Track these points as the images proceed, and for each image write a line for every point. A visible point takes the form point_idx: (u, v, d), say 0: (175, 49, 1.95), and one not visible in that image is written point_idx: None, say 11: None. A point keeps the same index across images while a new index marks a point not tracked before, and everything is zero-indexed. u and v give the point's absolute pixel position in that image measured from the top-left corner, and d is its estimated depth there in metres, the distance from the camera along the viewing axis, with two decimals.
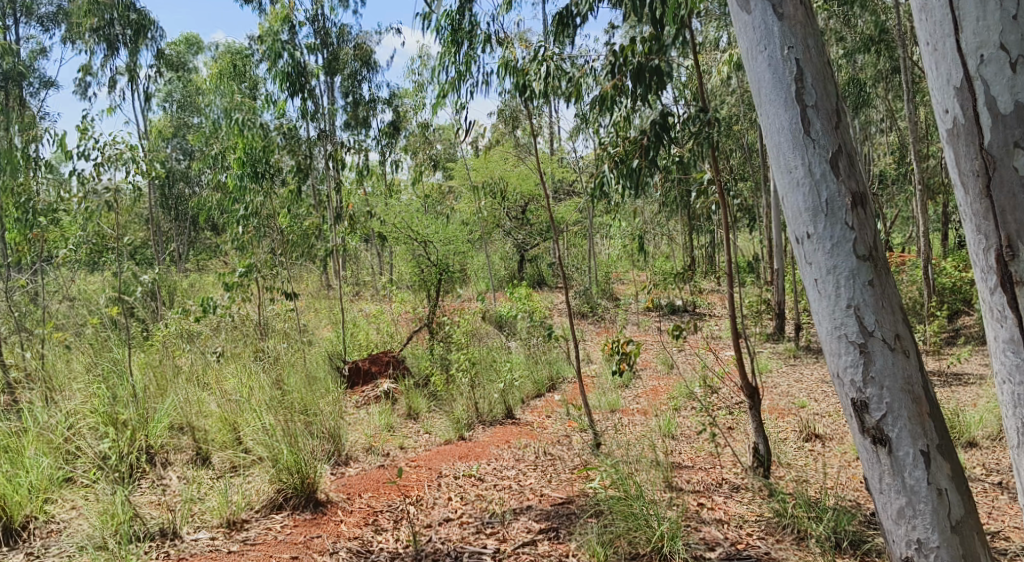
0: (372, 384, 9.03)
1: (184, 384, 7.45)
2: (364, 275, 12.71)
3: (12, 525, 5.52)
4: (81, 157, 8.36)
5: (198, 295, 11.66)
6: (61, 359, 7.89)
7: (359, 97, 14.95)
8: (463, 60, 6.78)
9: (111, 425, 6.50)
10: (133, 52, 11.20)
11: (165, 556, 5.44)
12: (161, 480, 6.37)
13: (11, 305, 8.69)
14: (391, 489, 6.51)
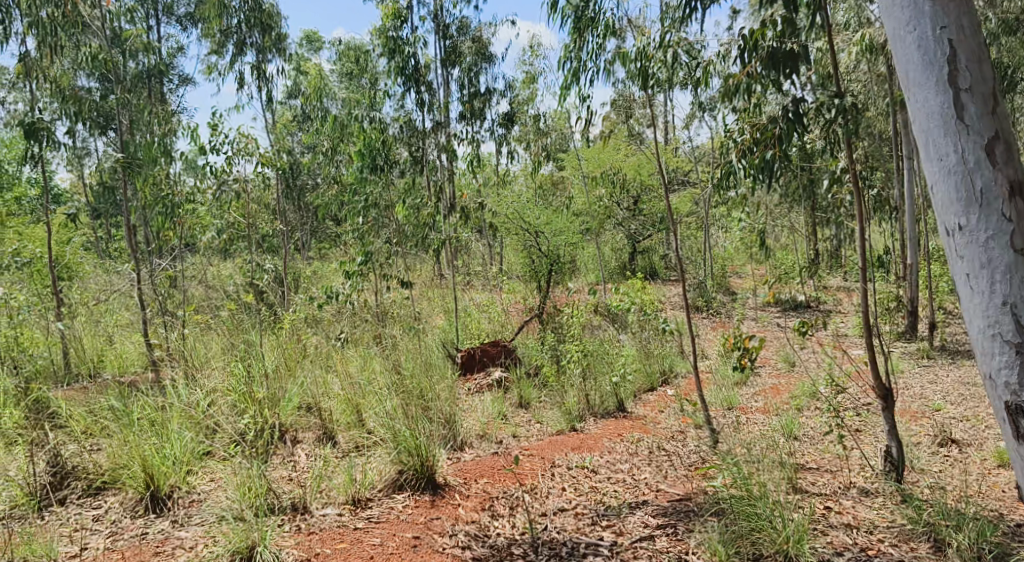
0: (484, 372, 9.11)
1: (310, 367, 7.72)
2: (477, 264, 12.83)
3: (159, 494, 5.86)
4: (215, 150, 8.77)
5: (320, 283, 11.99)
6: (199, 340, 8.34)
7: (473, 88, 15.01)
8: (586, 49, 6.74)
9: (249, 403, 6.88)
10: (262, 49, 11.62)
11: (296, 530, 5.67)
12: (291, 456, 6.67)
13: (155, 288, 9.21)
14: (507, 475, 6.56)
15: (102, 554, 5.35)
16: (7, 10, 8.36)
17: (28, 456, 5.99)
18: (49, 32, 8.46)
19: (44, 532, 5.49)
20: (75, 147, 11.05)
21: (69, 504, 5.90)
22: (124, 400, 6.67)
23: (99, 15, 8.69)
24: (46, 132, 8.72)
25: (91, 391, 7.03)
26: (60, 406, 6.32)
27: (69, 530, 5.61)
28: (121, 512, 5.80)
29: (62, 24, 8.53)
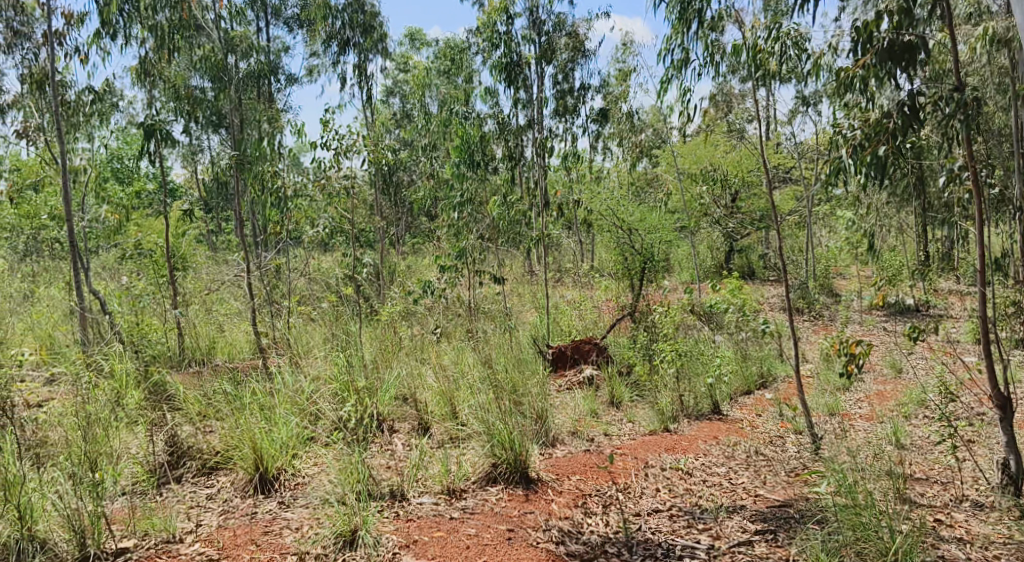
0: (575, 369, 9.05)
1: (406, 359, 7.85)
2: (568, 261, 12.78)
3: (267, 476, 6.07)
4: (321, 145, 9.01)
5: (415, 277, 12.16)
6: (303, 331, 8.59)
7: (568, 85, 14.94)
8: (690, 42, 6.63)
9: (350, 392, 7.05)
10: (364, 47, 11.85)
11: (394, 517, 5.78)
12: (388, 445, 6.80)
13: (261, 279, 9.51)
14: (600, 473, 6.52)
15: (214, 531, 5.57)
16: (128, 15, 8.77)
17: (148, 436, 6.28)
18: (167, 35, 8.83)
19: (163, 508, 5.73)
20: (188, 144, 11.51)
21: (185, 482, 6.16)
22: (234, 386, 6.93)
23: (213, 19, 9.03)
24: (165, 130, 9.13)
25: (203, 377, 7.33)
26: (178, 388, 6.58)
27: (186, 506, 5.85)
28: (233, 492, 6.03)
29: (178, 27, 8.89)
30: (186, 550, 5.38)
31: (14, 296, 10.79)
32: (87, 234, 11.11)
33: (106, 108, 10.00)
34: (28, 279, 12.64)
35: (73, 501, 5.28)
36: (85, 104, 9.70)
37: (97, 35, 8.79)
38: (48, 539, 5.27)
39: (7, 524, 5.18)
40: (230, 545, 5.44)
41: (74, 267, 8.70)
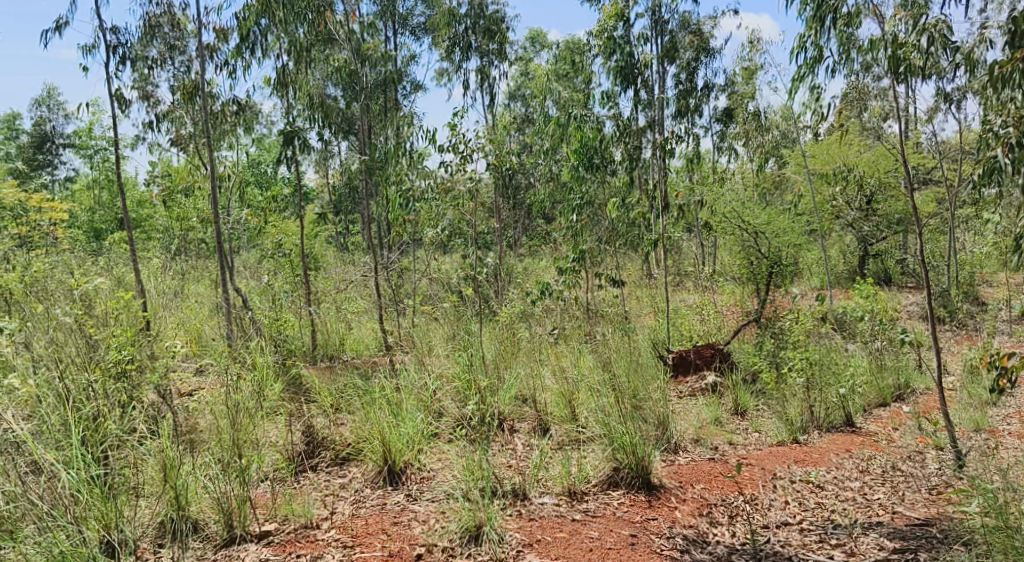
0: (697, 375, 8.80)
1: (526, 361, 7.84)
2: (690, 264, 12.54)
3: (395, 469, 6.23)
4: (445, 148, 9.13)
5: (536, 277, 12.19)
6: (427, 332, 8.77)
7: (691, 85, 14.62)
8: (825, 40, 6.39)
9: (472, 390, 7.13)
10: (487, 52, 11.91)
11: (517, 515, 5.81)
12: (509, 444, 6.83)
13: (388, 278, 9.76)
14: (726, 482, 6.34)
15: (348, 519, 5.74)
16: (265, 29, 9.16)
17: (287, 426, 6.57)
18: (303, 48, 9.18)
19: (301, 495, 5.95)
20: (320, 149, 11.92)
21: (320, 470, 6.39)
22: (365, 381, 7.14)
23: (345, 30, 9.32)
24: (300, 136, 9.51)
25: (336, 374, 7.57)
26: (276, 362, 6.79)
27: (321, 494, 6.07)
28: (364, 482, 6.21)
29: (312, 39, 9.21)
30: (323, 536, 5.55)
31: (165, 293, 11.50)
32: (229, 236, 11.71)
33: (247, 117, 10.50)
34: (178, 277, 13.44)
35: (222, 485, 5.58)
36: (228, 113, 10.20)
37: (239, 49, 9.21)
38: (200, 519, 5.60)
39: (166, 505, 5.49)
40: (363, 534, 5.58)
41: (220, 266, 9.23)
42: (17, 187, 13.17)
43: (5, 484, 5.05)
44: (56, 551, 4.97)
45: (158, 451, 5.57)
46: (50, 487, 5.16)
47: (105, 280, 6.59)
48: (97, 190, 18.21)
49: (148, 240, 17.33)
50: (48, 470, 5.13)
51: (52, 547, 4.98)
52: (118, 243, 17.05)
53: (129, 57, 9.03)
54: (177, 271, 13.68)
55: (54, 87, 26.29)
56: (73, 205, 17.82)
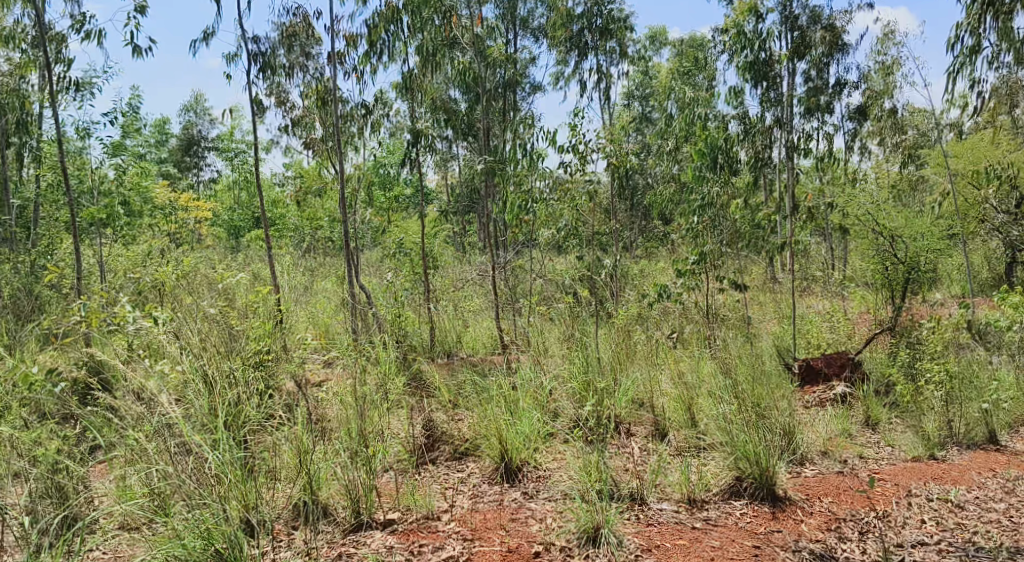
0: (824, 385, 8.40)
1: (642, 364, 7.66)
2: (817, 269, 12.04)
3: (512, 466, 6.24)
4: (566, 149, 9.07)
5: (654, 279, 11.96)
6: (544, 333, 8.73)
7: (821, 83, 14.01)
8: (984, 29, 5.99)
9: (589, 392, 7.03)
10: (608, 52, 11.74)
11: (636, 520, 5.70)
12: (626, 447, 6.70)
13: (505, 278, 9.78)
14: (856, 497, 6.03)
15: (467, 513, 5.77)
16: (393, 34, 9.33)
17: (408, 419, 6.66)
18: (429, 52, 9.30)
19: (423, 486, 6.02)
20: (441, 150, 12.06)
21: (439, 464, 6.46)
22: (483, 379, 7.15)
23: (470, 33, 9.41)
24: (424, 138, 9.66)
25: (454, 372, 7.61)
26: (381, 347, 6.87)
27: (441, 486, 6.13)
28: (481, 478, 6.24)
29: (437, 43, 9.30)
30: (444, 528, 5.60)
31: (295, 288, 11.93)
32: (354, 234, 12.02)
33: (374, 120, 10.74)
34: (307, 273, 13.91)
35: (351, 471, 5.72)
36: (356, 116, 10.47)
37: (368, 54, 9.43)
38: (329, 504, 5.73)
39: (299, 489, 5.68)
40: (482, 528, 5.61)
41: (347, 264, 9.50)
42: (166, 189, 14.00)
43: (159, 462, 5.21)
44: (202, 528, 4.99)
45: (293, 437, 5.79)
46: (196, 467, 5.27)
47: (242, 277, 6.87)
48: (235, 190, 19.10)
49: (280, 237, 18.04)
50: (197, 451, 5.22)
51: (201, 525, 5.03)
52: (254, 240, 17.85)
53: (270, 63, 9.41)
54: (306, 268, 14.18)
55: (200, 92, 27.80)
56: (214, 205, 18.81)
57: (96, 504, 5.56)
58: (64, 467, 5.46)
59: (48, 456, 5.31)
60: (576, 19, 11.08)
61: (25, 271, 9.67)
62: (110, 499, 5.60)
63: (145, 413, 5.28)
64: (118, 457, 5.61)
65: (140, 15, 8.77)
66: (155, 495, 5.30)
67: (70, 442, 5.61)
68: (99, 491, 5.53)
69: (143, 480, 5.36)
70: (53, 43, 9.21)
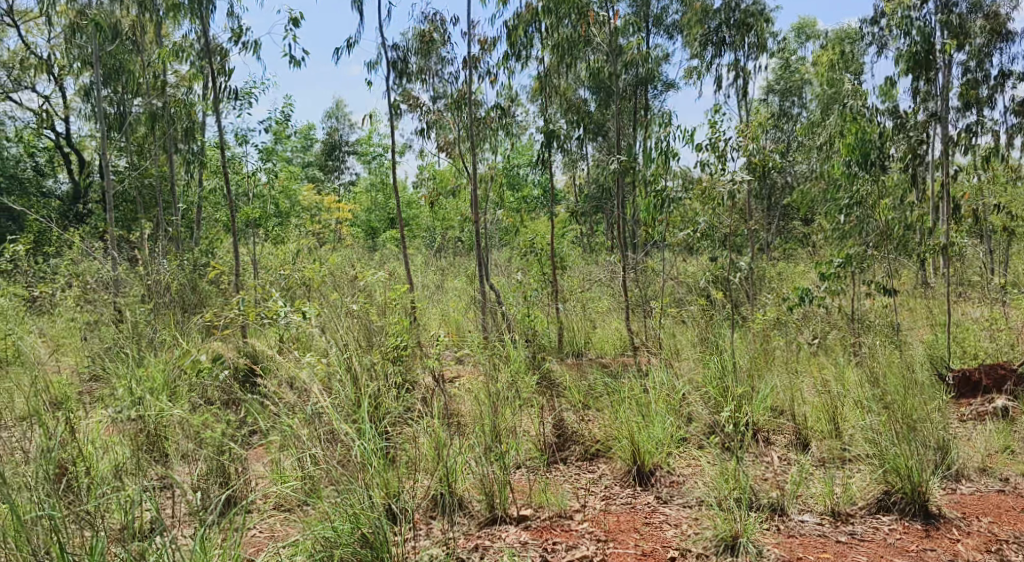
0: (983, 398, 7.83)
1: (781, 370, 7.37)
2: (974, 274, 11.26)
3: (644, 470, 6.14)
4: (704, 147, 8.85)
5: (792, 282, 11.52)
6: (677, 335, 8.56)
7: (980, 75, 13.10)
8: None
9: (724, 397, 6.84)
10: (747, 47, 11.38)
11: (776, 531, 5.50)
12: (763, 455, 6.46)
13: (637, 279, 9.65)
14: (1019, 518, 5.60)
15: (600, 514, 5.72)
16: (529, 35, 9.37)
17: (539, 417, 6.66)
18: (564, 52, 9.30)
19: (555, 485, 6.00)
20: (572, 150, 12.02)
21: (570, 464, 6.43)
22: (615, 380, 7.08)
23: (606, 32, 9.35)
24: (559, 138, 9.67)
25: (586, 373, 7.57)
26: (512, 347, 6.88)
27: (573, 486, 6.10)
28: (613, 480, 6.17)
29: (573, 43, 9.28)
30: (577, 527, 5.57)
31: (429, 287, 12.18)
32: (486, 234, 12.16)
33: (508, 121, 10.83)
34: (439, 272, 14.18)
35: (484, 466, 5.77)
36: (491, 118, 10.59)
37: (505, 56, 9.51)
38: (465, 498, 5.80)
39: (436, 481, 5.77)
40: (615, 530, 5.54)
41: (479, 263, 9.62)
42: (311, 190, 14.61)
43: (311, 448, 5.43)
44: (350, 511, 5.13)
45: (430, 430, 5.91)
46: (343, 455, 5.46)
47: (381, 274, 7.07)
48: (373, 192, 19.74)
49: (415, 237, 18.48)
50: (344, 440, 5.42)
51: (347, 508, 5.13)
52: (389, 240, 18.39)
53: (408, 70, 9.67)
54: (438, 268, 14.46)
55: (344, 98, 28.92)
56: (353, 205, 19.51)
57: (254, 485, 5.86)
58: (227, 449, 5.78)
59: (214, 437, 5.64)
60: (712, 15, 10.81)
61: (187, 266, 10.30)
62: (267, 481, 5.88)
63: (300, 401, 5.54)
64: (274, 441, 5.90)
65: (294, 27, 9.19)
66: (306, 478, 5.52)
67: (232, 426, 5.94)
68: (256, 473, 5.82)
69: (296, 464, 5.61)
70: (216, 54, 9.77)
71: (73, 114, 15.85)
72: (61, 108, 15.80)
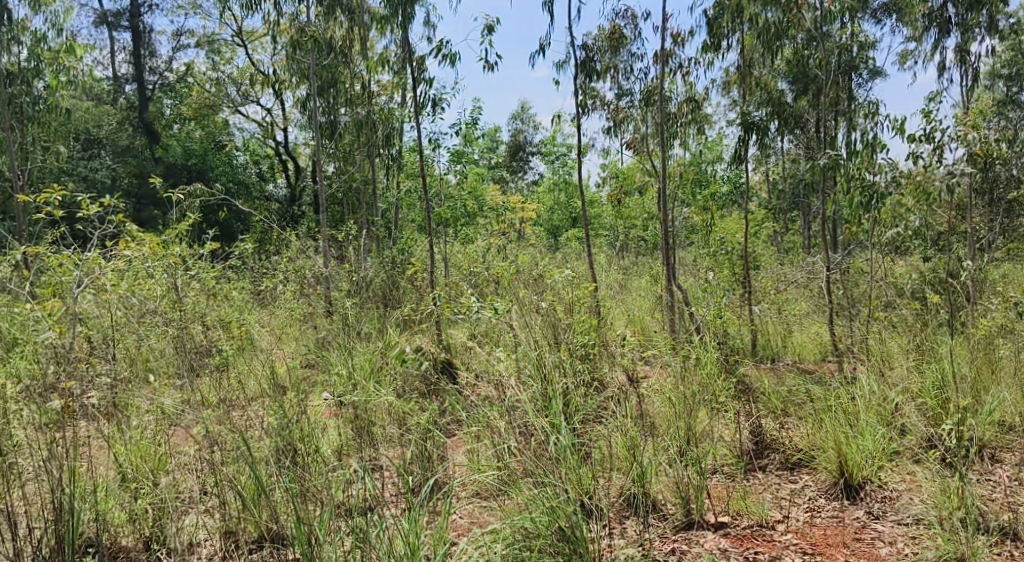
0: None
1: (1010, 383, 6.71)
2: None
3: (852, 482, 5.80)
4: (920, 139, 8.22)
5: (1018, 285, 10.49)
6: (885, 341, 8.03)
7: None
8: None
9: (944, 410, 6.30)
10: (971, 27, 10.43)
11: (1008, 557, 5.10)
12: (990, 474, 5.91)
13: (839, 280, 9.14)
14: None
15: (805, 526, 5.50)
16: (728, 26, 9.06)
17: (735, 422, 6.42)
18: (766, 41, 8.91)
19: (756, 493, 5.80)
20: (768, 145, 11.54)
21: (769, 472, 6.16)
22: (818, 386, 6.71)
23: (812, 19, 8.87)
24: (757, 132, 9.30)
25: (783, 376, 7.22)
26: (709, 348, 6.66)
27: (774, 495, 5.85)
28: (818, 492, 5.87)
29: (775, 33, 8.87)
30: (780, 538, 5.38)
31: (614, 286, 12.11)
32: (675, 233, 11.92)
33: (703, 116, 10.54)
34: (625, 271, 14.06)
35: (681, 469, 5.65)
36: (684, 112, 10.36)
37: (702, 49, 9.25)
38: (660, 500, 5.70)
39: (631, 481, 5.71)
40: (822, 544, 5.33)
41: (669, 260, 9.45)
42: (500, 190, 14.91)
43: (509, 441, 5.52)
44: (548, 504, 5.16)
45: (626, 429, 5.85)
46: (537, 449, 5.51)
47: (574, 273, 7.06)
48: (557, 191, 19.92)
49: (599, 236, 18.46)
50: (541, 434, 5.46)
51: (546, 501, 5.18)
52: (573, 238, 18.46)
53: (595, 69, 9.63)
54: (623, 267, 14.36)
55: (529, 100, 29.35)
56: (539, 205, 19.72)
57: (454, 473, 6.04)
58: (431, 436, 5.99)
59: (418, 425, 5.87)
60: None
61: (387, 263, 10.80)
62: (465, 470, 6.04)
63: (498, 395, 5.64)
64: (472, 432, 6.04)
65: (489, 31, 9.38)
66: (503, 470, 5.63)
67: (434, 415, 6.15)
68: (456, 462, 5.99)
69: (494, 455, 5.72)
70: (416, 59, 10.14)
71: (289, 124, 17.07)
72: (280, 118, 17.06)
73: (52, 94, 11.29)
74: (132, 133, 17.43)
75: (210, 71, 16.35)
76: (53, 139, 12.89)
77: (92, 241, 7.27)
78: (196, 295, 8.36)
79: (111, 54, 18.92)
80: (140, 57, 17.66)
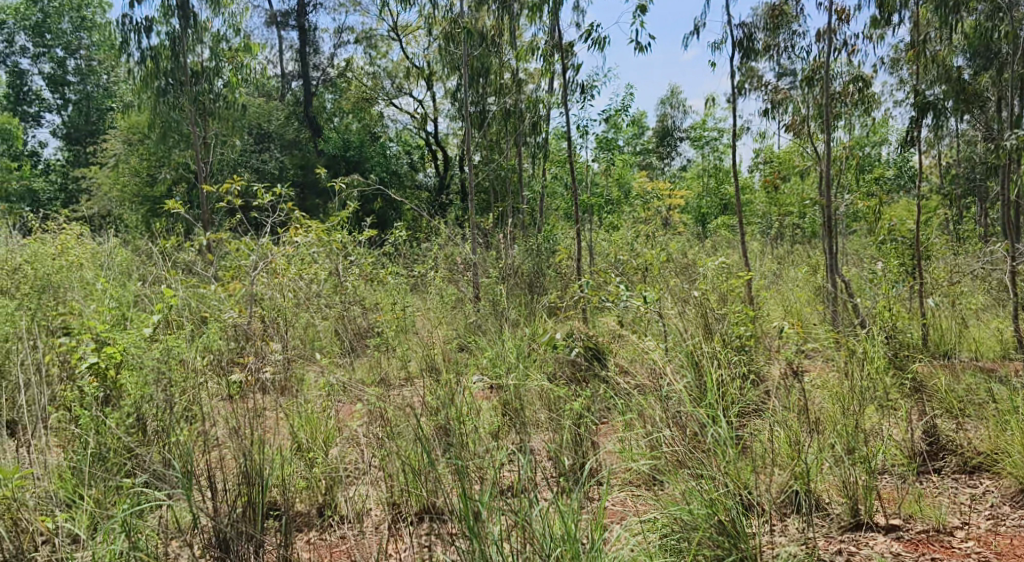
0: None
1: None
2: None
3: None
4: None
5: None
6: None
7: None
8: None
9: None
10: None
11: None
12: None
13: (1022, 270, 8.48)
14: None
15: (988, 534, 5.16)
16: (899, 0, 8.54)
17: (906, 419, 6.09)
18: (942, 16, 8.34)
19: (931, 496, 5.48)
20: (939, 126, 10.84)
21: (945, 475, 5.80)
22: (998, 385, 6.26)
23: None
24: (931, 112, 8.73)
25: (956, 372, 6.78)
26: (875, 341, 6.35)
27: (952, 500, 5.51)
28: (1002, 498, 5.49)
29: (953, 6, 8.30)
30: (960, 545, 5.08)
31: (770, 275, 11.72)
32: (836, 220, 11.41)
33: (869, 96, 10.00)
34: (780, 260, 13.60)
35: (848, 468, 5.41)
36: (848, 93, 9.86)
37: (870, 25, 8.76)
38: (824, 498, 5.46)
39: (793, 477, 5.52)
40: (1009, 554, 5.00)
41: (832, 248, 9.05)
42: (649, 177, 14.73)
43: (665, 431, 5.45)
44: (707, 496, 5.06)
45: (787, 423, 5.65)
46: (693, 439, 5.42)
47: (727, 261, 6.89)
48: (706, 177, 19.50)
49: (750, 223, 17.93)
50: (698, 425, 5.36)
51: (705, 493, 5.06)
52: (723, 226, 18.03)
53: (755, 48, 9.31)
54: (778, 255, 13.90)
55: (678, 84, 28.80)
56: (688, 191, 19.37)
57: (606, 459, 6.02)
58: (584, 422, 6.00)
59: (571, 410, 5.89)
60: None
61: (539, 250, 10.90)
62: (617, 456, 6.02)
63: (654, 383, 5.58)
64: (625, 420, 6.01)
65: (643, 13, 9.25)
66: (659, 458, 5.56)
67: (587, 402, 6.16)
68: (609, 448, 5.98)
69: (648, 443, 5.66)
70: (568, 46, 10.13)
71: (442, 115, 17.50)
72: (432, 109, 17.51)
73: (230, 91, 12.04)
74: (298, 127, 18.01)
75: (368, 65, 16.98)
76: (230, 133, 13.77)
77: (266, 227, 7.72)
78: (357, 279, 8.71)
79: (280, 53, 20.00)
80: (305, 55, 18.55)
